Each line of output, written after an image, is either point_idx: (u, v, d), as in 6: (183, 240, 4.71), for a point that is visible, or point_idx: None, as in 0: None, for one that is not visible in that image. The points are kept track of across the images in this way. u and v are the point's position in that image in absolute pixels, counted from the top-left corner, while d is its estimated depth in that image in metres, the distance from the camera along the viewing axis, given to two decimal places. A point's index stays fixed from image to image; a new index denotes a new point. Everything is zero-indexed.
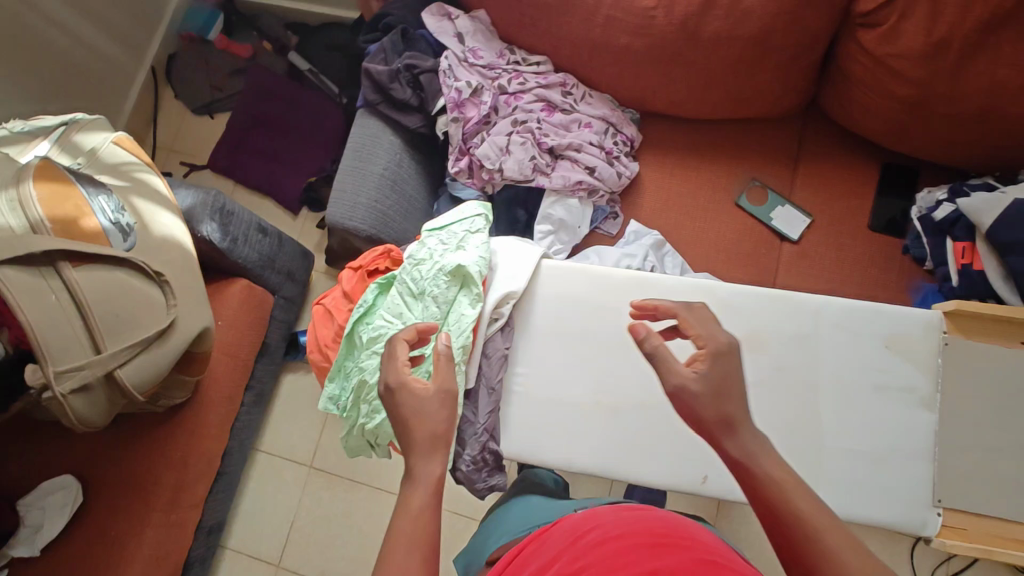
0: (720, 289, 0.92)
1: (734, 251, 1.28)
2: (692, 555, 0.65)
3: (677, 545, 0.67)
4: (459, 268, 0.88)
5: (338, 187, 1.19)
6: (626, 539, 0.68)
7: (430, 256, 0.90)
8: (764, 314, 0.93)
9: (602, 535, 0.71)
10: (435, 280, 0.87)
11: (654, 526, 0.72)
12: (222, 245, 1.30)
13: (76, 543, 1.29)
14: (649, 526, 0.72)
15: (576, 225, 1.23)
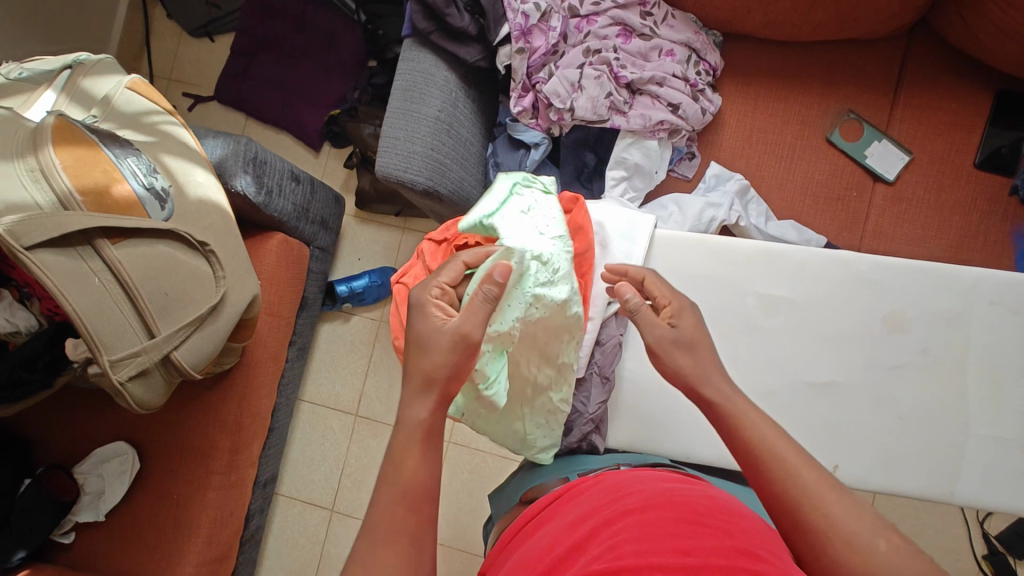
0: (856, 261, 0.84)
1: (821, 195, 1.17)
2: (734, 543, 0.54)
3: (728, 527, 0.57)
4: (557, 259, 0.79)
5: (388, 133, 1.05)
6: (670, 509, 0.60)
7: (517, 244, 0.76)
8: (903, 286, 0.83)
9: (640, 500, 0.63)
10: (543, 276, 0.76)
11: (706, 499, 0.62)
12: (258, 200, 1.17)
13: (139, 506, 1.28)
14: (702, 497, 0.63)
15: (653, 170, 1.10)
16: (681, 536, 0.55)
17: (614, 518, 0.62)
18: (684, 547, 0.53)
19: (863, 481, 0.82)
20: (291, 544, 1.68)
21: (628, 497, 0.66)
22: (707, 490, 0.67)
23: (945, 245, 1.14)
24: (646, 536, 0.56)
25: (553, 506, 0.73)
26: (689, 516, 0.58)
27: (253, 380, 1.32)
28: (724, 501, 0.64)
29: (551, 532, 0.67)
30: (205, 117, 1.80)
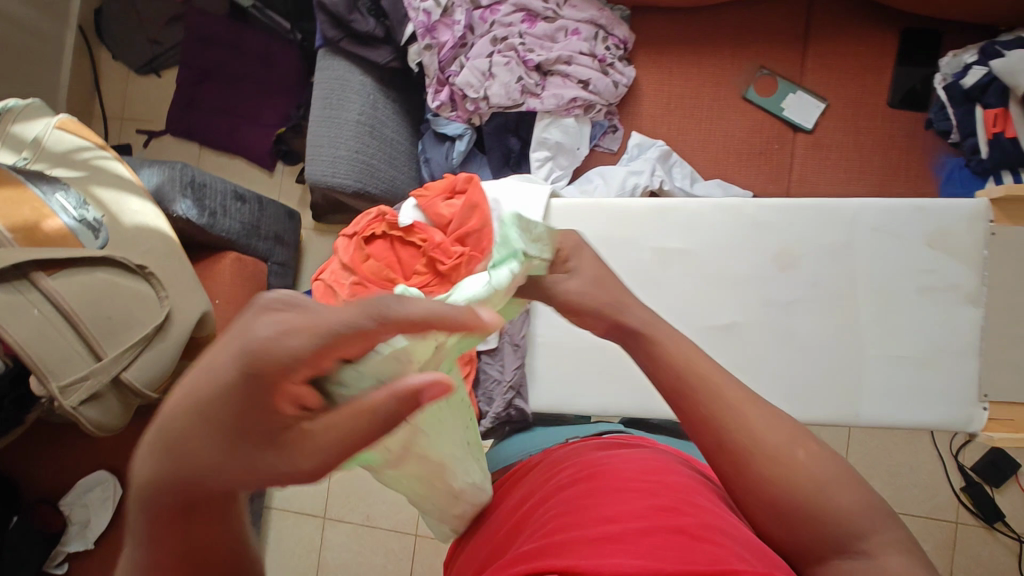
0: (745, 206, 0.88)
1: (744, 151, 1.20)
2: (656, 503, 0.53)
3: (656, 488, 0.56)
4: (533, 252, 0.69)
5: (312, 142, 1.09)
6: (599, 481, 0.59)
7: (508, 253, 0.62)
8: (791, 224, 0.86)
9: (572, 475, 0.62)
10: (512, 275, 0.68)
11: (634, 463, 0.62)
12: (201, 222, 1.21)
13: (126, 530, 1.32)
14: (632, 463, 0.62)
15: (574, 147, 1.14)
16: (611, 509, 0.53)
17: (548, 497, 0.61)
18: (617, 518, 0.52)
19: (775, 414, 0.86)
20: (288, 554, 1.72)
21: (561, 474, 0.65)
22: (635, 451, 0.67)
23: (869, 185, 1.16)
24: (577, 510, 0.55)
25: (499, 496, 0.71)
26: (619, 484, 0.57)
27: None
28: (652, 461, 0.63)
29: (495, 518, 0.67)
30: (161, 151, 1.85)
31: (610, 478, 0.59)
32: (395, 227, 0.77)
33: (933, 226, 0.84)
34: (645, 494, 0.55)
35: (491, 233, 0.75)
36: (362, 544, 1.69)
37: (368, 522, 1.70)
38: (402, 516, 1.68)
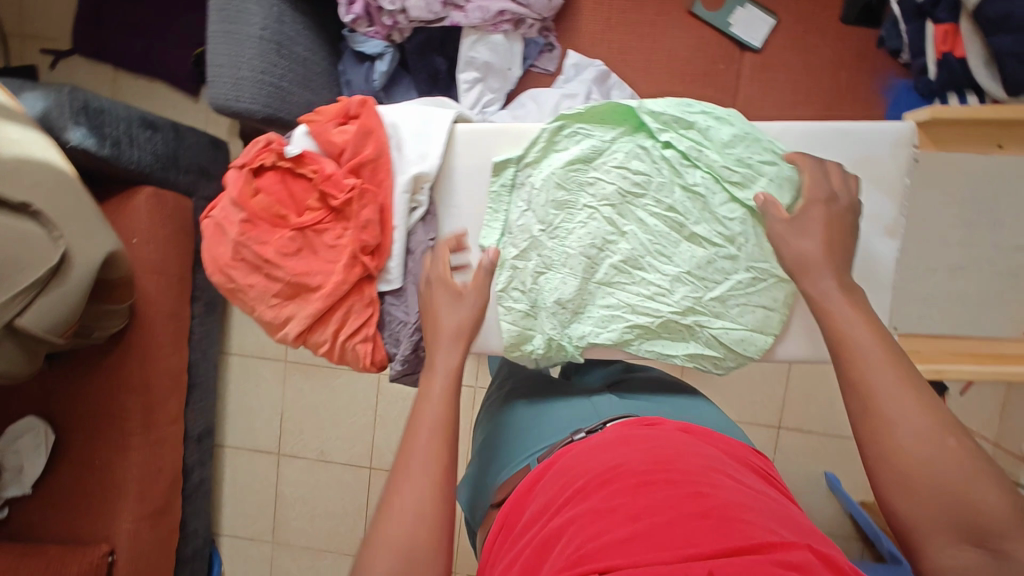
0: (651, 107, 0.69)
1: (688, 72, 1.12)
2: (676, 492, 0.50)
3: (681, 478, 0.52)
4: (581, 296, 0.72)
5: (212, 61, 0.98)
6: (614, 480, 0.54)
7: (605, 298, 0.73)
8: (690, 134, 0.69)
9: (588, 476, 0.57)
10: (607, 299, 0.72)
11: (654, 450, 0.57)
12: (103, 153, 1.12)
13: (65, 473, 1.31)
14: (645, 449, 0.58)
15: (505, 67, 1.06)
16: (640, 507, 0.50)
17: (567, 499, 0.56)
18: (645, 518, 0.48)
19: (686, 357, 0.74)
20: (246, 489, 1.75)
21: (576, 470, 0.59)
22: (650, 433, 0.63)
23: (816, 109, 1.11)
24: (601, 516, 0.50)
25: (522, 490, 0.64)
26: (634, 479, 0.53)
27: (151, 340, 1.30)
28: (663, 442, 0.59)
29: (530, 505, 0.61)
30: (69, 73, 1.67)
31: (639, 463, 0.56)
32: (284, 157, 0.69)
33: (854, 151, 0.69)
34: (666, 482, 0.52)
35: (388, 163, 0.69)
36: (316, 477, 1.71)
37: (323, 457, 1.71)
38: (355, 450, 1.69)
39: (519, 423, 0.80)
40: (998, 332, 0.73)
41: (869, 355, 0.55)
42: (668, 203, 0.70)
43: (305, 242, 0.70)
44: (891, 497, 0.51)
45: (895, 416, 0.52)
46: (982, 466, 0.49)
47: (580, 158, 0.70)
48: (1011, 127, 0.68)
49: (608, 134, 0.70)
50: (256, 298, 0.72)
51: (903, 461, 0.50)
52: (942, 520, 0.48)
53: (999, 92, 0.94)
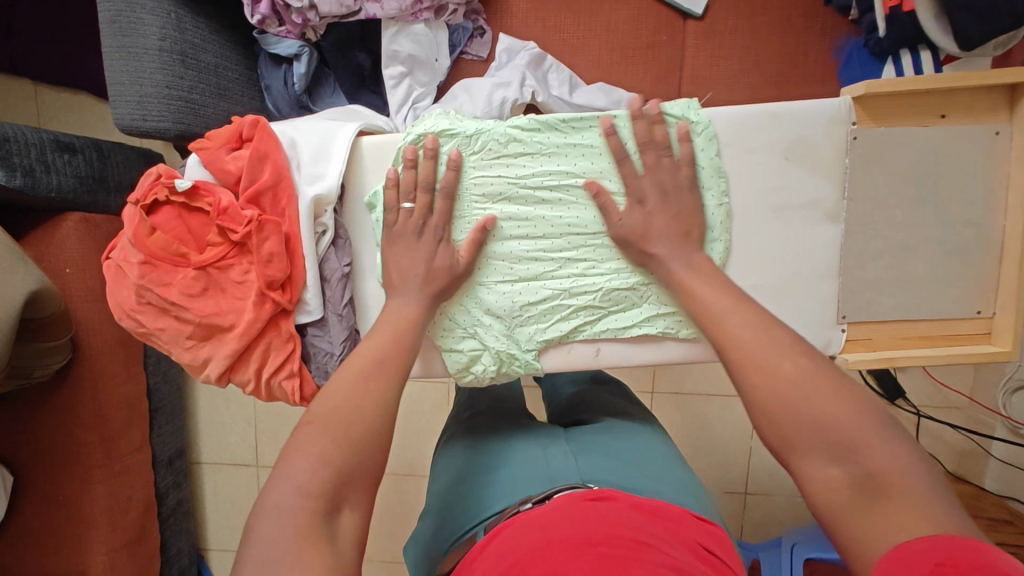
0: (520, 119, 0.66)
1: (630, 45, 1.06)
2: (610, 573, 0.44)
3: (621, 561, 0.45)
4: (512, 301, 0.68)
5: (112, 79, 0.91)
6: (548, 557, 0.47)
7: (539, 295, 0.68)
8: (577, 125, 0.65)
9: (523, 549, 0.50)
10: (537, 291, 0.68)
11: (593, 525, 0.50)
12: (14, 183, 1.05)
13: (30, 513, 1.27)
14: (585, 522, 0.51)
15: (431, 59, 0.99)
16: None
17: (501, 573, 0.48)
18: None
19: (629, 360, 0.70)
20: (227, 504, 1.73)
21: (512, 542, 0.52)
22: (596, 508, 0.54)
23: (765, 76, 1.05)
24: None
25: (462, 564, 0.56)
26: (569, 556, 0.46)
27: (100, 372, 1.24)
28: (597, 515, 0.52)
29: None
30: None
31: (577, 535, 0.49)
32: (177, 191, 0.64)
33: (789, 135, 0.64)
34: (603, 561, 0.45)
35: (289, 188, 0.64)
36: None
37: None
38: None
39: (470, 467, 0.75)
40: (951, 313, 0.67)
41: (730, 316, 0.56)
42: (563, 170, 0.66)
43: (210, 281, 0.64)
44: (778, 426, 0.50)
45: (771, 360, 0.52)
46: (834, 382, 0.50)
47: (456, 163, 0.66)
48: (953, 96, 0.63)
49: (475, 126, 0.65)
50: (170, 342, 0.67)
51: (788, 398, 0.50)
52: (808, 443, 0.49)
53: (952, 47, 0.88)
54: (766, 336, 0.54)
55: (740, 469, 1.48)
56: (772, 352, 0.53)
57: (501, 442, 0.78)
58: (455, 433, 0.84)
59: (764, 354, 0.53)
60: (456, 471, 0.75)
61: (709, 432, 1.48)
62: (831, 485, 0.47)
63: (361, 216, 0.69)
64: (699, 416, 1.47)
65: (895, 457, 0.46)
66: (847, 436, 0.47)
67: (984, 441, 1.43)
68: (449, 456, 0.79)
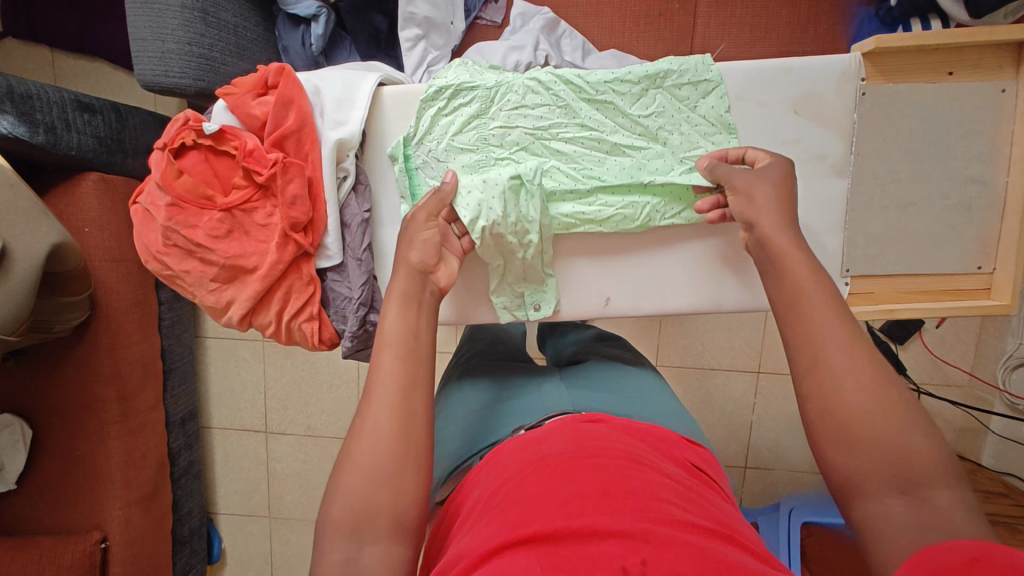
0: (539, 73, 0.68)
1: (643, 13, 1.07)
2: (606, 484, 0.47)
3: (613, 469, 0.49)
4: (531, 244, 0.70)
5: (133, 33, 0.92)
6: (544, 467, 0.51)
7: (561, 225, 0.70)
8: (595, 81, 0.67)
9: (516, 465, 0.53)
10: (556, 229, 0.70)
11: (583, 440, 0.54)
12: (36, 140, 1.07)
13: (49, 466, 1.31)
14: (578, 439, 0.54)
15: (447, 21, 1.01)
16: (571, 494, 0.46)
17: (497, 488, 0.52)
18: (576, 505, 0.45)
19: (636, 309, 0.73)
20: (237, 468, 1.77)
21: (504, 462, 0.55)
22: (585, 426, 0.58)
23: (776, 45, 1.07)
24: (526, 498, 0.47)
25: (461, 484, 0.60)
26: (567, 465, 0.50)
27: (117, 331, 1.27)
28: (590, 431, 0.56)
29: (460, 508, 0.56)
30: (7, 58, 1.59)
31: (572, 446, 0.53)
32: (204, 134, 0.66)
33: (800, 89, 0.65)
34: (596, 471, 0.49)
35: (312, 133, 0.66)
36: (306, 452, 1.72)
37: (310, 432, 1.71)
38: (341, 424, 1.70)
39: (479, 399, 0.79)
40: (952, 268, 0.69)
41: (819, 317, 0.50)
42: (579, 123, 0.68)
43: (235, 223, 0.67)
44: (829, 447, 0.47)
45: (842, 372, 0.48)
46: (905, 411, 0.46)
47: (474, 116, 0.68)
48: (961, 53, 0.64)
49: (495, 80, 0.67)
50: (194, 284, 0.69)
51: (849, 422, 0.46)
52: (878, 476, 0.44)
53: (960, 15, 0.89)
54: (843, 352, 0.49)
55: (740, 441, 1.50)
56: (855, 379, 0.47)
57: (505, 379, 0.82)
58: (454, 375, 0.88)
59: (848, 379, 0.47)
60: (465, 402, 0.79)
61: (711, 403, 1.50)
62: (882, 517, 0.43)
63: (383, 166, 0.71)
64: (700, 389, 1.50)
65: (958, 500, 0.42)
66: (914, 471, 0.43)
67: (984, 417, 1.45)
68: (458, 389, 0.83)
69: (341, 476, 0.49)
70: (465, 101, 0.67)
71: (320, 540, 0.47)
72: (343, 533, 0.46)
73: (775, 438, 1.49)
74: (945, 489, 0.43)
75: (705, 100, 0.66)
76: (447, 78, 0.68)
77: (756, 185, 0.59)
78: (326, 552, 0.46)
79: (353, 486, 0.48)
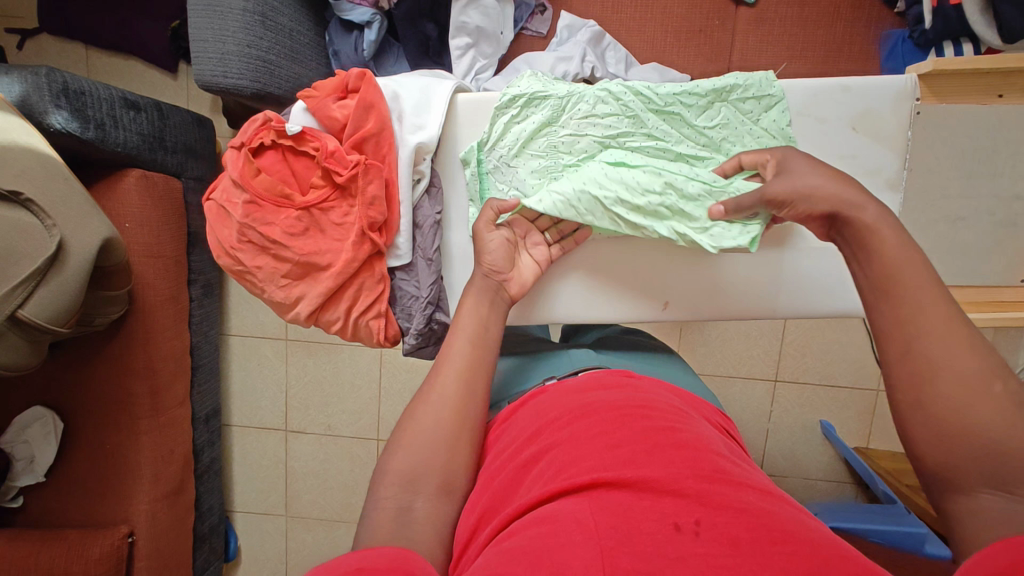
0: (609, 85, 0.70)
1: (683, 29, 1.10)
2: (656, 436, 0.51)
3: (661, 424, 0.53)
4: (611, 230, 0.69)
5: (195, 36, 0.95)
6: (592, 416, 0.55)
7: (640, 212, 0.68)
8: (665, 93, 0.69)
9: (563, 410, 0.58)
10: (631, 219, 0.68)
11: (629, 397, 0.58)
12: (87, 135, 1.08)
13: (78, 459, 1.32)
14: (624, 395, 0.59)
15: (497, 32, 1.04)
16: (622, 444, 0.50)
17: (544, 430, 0.57)
18: (626, 452, 0.49)
19: (691, 313, 0.76)
20: (255, 466, 1.77)
21: (548, 407, 0.61)
22: (628, 384, 0.63)
23: (811, 63, 1.10)
24: (581, 446, 0.51)
25: (499, 420, 0.66)
26: (614, 417, 0.54)
27: (152, 326, 1.28)
28: (645, 397, 0.59)
29: (500, 446, 0.60)
30: (42, 53, 1.60)
31: (618, 402, 0.57)
32: (285, 135, 0.68)
33: (859, 107, 0.69)
34: (643, 423, 0.53)
35: (391, 137, 0.69)
36: (325, 451, 1.73)
37: (330, 432, 1.73)
38: (361, 424, 1.71)
39: (519, 376, 0.83)
40: (997, 280, 0.72)
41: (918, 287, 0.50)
42: (645, 133, 0.70)
43: (312, 221, 0.69)
44: (925, 438, 0.47)
45: (940, 358, 0.48)
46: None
47: (544, 122, 0.70)
48: (1013, 77, 0.68)
49: (566, 90, 0.70)
50: (265, 280, 0.71)
51: (965, 410, 0.46)
52: (977, 469, 0.45)
53: (996, 38, 0.92)
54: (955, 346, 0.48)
55: (756, 448, 1.53)
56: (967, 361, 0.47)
57: (542, 358, 0.85)
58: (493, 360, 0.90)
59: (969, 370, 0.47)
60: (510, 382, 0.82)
61: (729, 411, 1.53)
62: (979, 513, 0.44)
63: (455, 171, 0.74)
64: (719, 396, 1.53)
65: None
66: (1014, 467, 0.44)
67: None
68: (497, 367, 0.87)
69: (403, 434, 0.57)
70: (539, 108, 0.70)
71: (375, 490, 0.54)
72: (398, 485, 0.53)
73: (791, 446, 1.52)
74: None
75: (767, 114, 0.69)
76: (519, 88, 0.71)
77: (806, 180, 0.58)
78: (380, 499, 0.52)
79: (409, 455, 0.55)
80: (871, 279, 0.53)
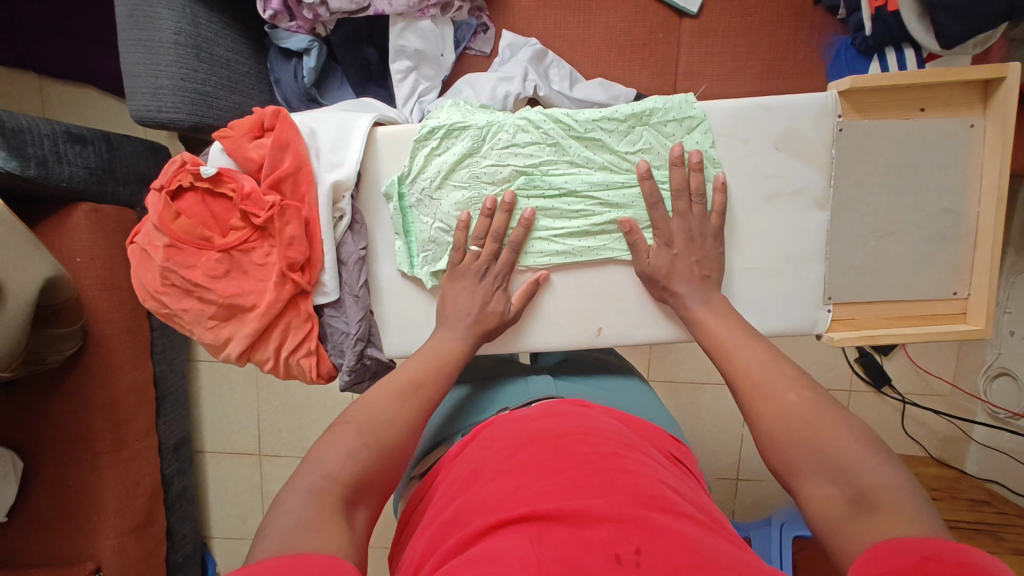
0: (528, 113, 0.70)
1: (627, 42, 1.10)
2: (600, 464, 0.49)
3: (605, 451, 0.51)
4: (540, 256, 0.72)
5: (129, 72, 0.94)
6: (535, 443, 0.53)
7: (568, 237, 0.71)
8: (585, 119, 0.69)
9: (507, 440, 0.56)
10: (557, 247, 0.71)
11: (575, 422, 0.57)
12: (28, 173, 1.07)
13: (41, 496, 1.30)
14: (570, 420, 0.57)
15: (437, 54, 1.03)
16: (563, 471, 0.49)
17: (488, 461, 0.55)
18: (568, 480, 0.47)
19: (627, 338, 0.75)
20: (230, 491, 1.76)
21: (496, 436, 0.59)
22: (576, 410, 0.62)
23: (756, 72, 1.10)
24: (523, 475, 0.49)
25: (446, 460, 0.64)
26: (557, 443, 0.53)
27: (110, 360, 1.26)
28: (588, 423, 0.57)
29: (446, 486, 0.58)
30: None
31: (562, 428, 0.55)
32: (201, 177, 0.66)
33: (779, 127, 0.68)
34: (588, 449, 0.51)
35: (309, 175, 0.68)
36: None
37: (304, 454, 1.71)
38: None
39: (457, 401, 0.81)
40: (929, 294, 0.71)
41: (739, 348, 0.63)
42: (568, 160, 0.70)
43: (233, 263, 0.68)
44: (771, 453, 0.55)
45: (754, 392, 0.58)
46: (830, 410, 0.54)
47: (466, 152, 0.69)
48: (933, 91, 0.67)
49: (486, 119, 0.69)
50: (192, 322, 0.70)
51: (778, 429, 0.55)
52: (810, 465, 0.51)
53: (932, 44, 0.92)
54: (772, 372, 0.59)
55: (731, 455, 1.52)
56: (779, 387, 0.57)
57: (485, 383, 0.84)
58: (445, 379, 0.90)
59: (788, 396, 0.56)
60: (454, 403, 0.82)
61: (701, 419, 1.52)
62: (826, 508, 0.49)
63: (379, 205, 0.74)
64: (691, 404, 1.52)
65: (887, 476, 0.48)
66: (841, 458, 0.50)
67: (966, 426, 1.48)
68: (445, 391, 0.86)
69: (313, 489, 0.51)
70: (460, 138, 0.69)
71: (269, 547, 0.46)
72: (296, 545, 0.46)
73: None
74: (880, 469, 0.48)
75: (689, 137, 0.68)
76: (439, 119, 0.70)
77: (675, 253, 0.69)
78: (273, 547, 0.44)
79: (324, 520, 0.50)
80: (709, 353, 0.65)
